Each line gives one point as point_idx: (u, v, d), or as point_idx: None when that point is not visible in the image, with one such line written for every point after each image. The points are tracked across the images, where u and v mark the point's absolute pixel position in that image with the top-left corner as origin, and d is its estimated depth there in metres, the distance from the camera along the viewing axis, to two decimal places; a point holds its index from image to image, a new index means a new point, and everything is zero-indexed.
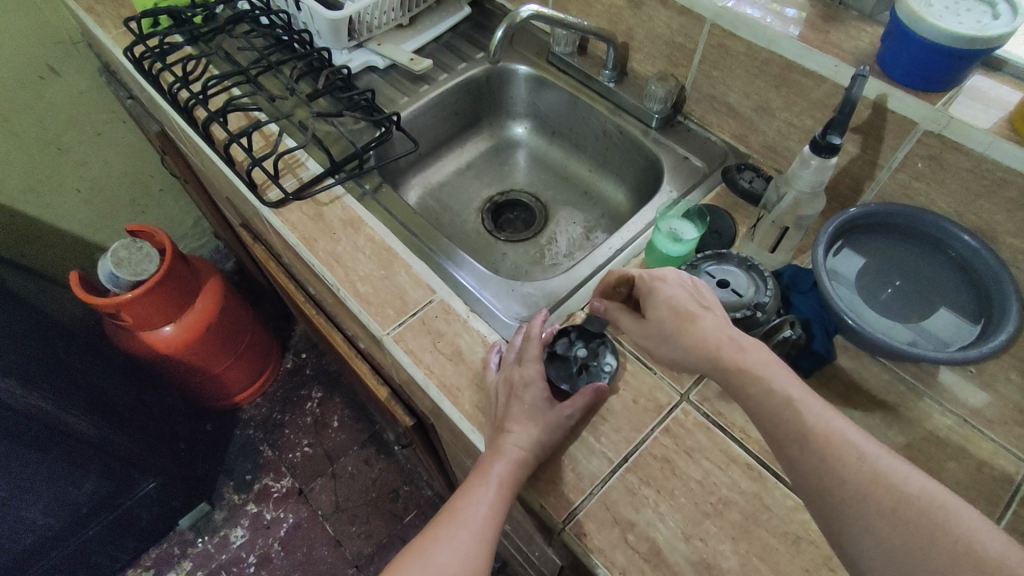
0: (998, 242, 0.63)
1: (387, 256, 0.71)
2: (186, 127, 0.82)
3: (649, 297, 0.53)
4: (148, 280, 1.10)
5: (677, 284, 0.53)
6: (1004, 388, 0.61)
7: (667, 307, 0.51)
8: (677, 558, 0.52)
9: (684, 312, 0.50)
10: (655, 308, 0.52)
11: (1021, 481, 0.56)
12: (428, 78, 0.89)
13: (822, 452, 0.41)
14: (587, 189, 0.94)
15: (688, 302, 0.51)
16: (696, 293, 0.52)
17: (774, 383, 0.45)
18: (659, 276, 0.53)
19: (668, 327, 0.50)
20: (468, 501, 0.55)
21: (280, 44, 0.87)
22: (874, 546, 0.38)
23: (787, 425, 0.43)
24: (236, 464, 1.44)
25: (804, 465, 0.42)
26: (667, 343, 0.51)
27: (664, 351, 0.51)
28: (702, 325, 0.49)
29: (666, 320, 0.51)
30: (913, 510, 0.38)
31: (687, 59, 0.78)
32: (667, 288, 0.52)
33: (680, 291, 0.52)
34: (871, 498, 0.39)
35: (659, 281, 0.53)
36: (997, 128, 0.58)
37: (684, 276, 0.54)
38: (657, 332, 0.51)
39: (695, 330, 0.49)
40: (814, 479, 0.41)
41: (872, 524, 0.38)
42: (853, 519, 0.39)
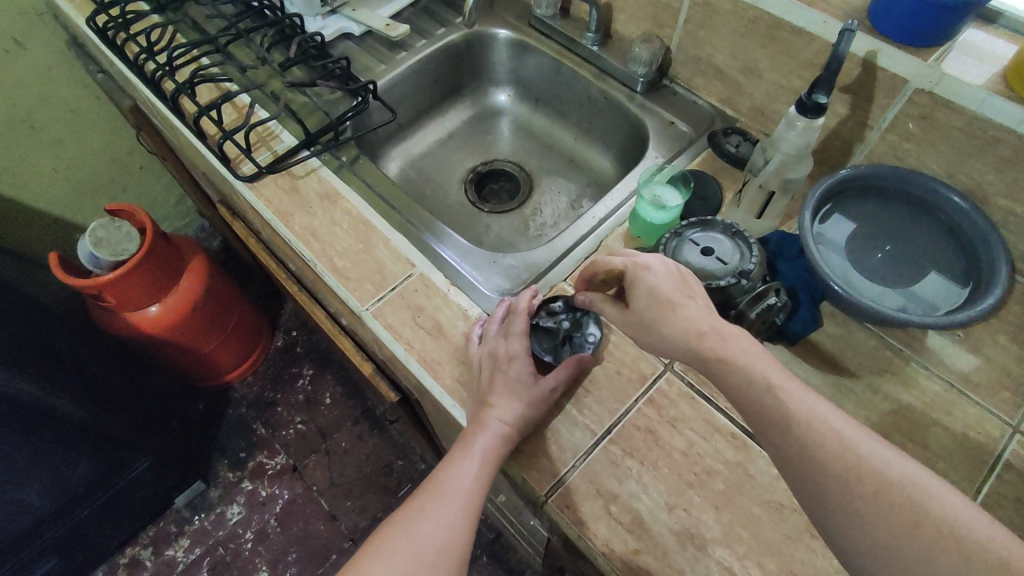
0: (988, 203, 0.61)
1: (365, 229, 0.69)
2: (156, 100, 0.80)
3: (631, 284, 0.50)
4: (129, 261, 1.08)
5: (663, 272, 0.49)
6: (992, 352, 0.60)
7: (649, 295, 0.48)
8: (659, 528, 0.52)
9: (666, 301, 0.47)
10: (637, 297, 0.49)
11: (1007, 445, 0.55)
12: (406, 44, 0.86)
13: (802, 439, 0.40)
14: (572, 157, 0.91)
15: (672, 290, 0.48)
16: (682, 281, 0.49)
17: (754, 371, 0.42)
18: (643, 264, 0.50)
19: (649, 316, 0.47)
20: (452, 473, 0.54)
21: (250, 12, 0.84)
22: (862, 537, 0.37)
23: (768, 413, 0.41)
24: (229, 442, 1.44)
25: (787, 455, 0.40)
26: (649, 333, 0.48)
27: (646, 340, 0.48)
28: (685, 315, 0.46)
29: (646, 309, 0.48)
30: (900, 496, 0.37)
31: (672, 19, 0.75)
32: (651, 277, 0.49)
33: (665, 278, 0.48)
34: (855, 489, 0.38)
35: (643, 268, 0.49)
36: (990, 84, 0.56)
37: (673, 265, 0.50)
38: (637, 322, 0.48)
39: (676, 321, 0.46)
40: (796, 468, 0.40)
41: (858, 513, 0.38)
42: (837, 508, 0.38)
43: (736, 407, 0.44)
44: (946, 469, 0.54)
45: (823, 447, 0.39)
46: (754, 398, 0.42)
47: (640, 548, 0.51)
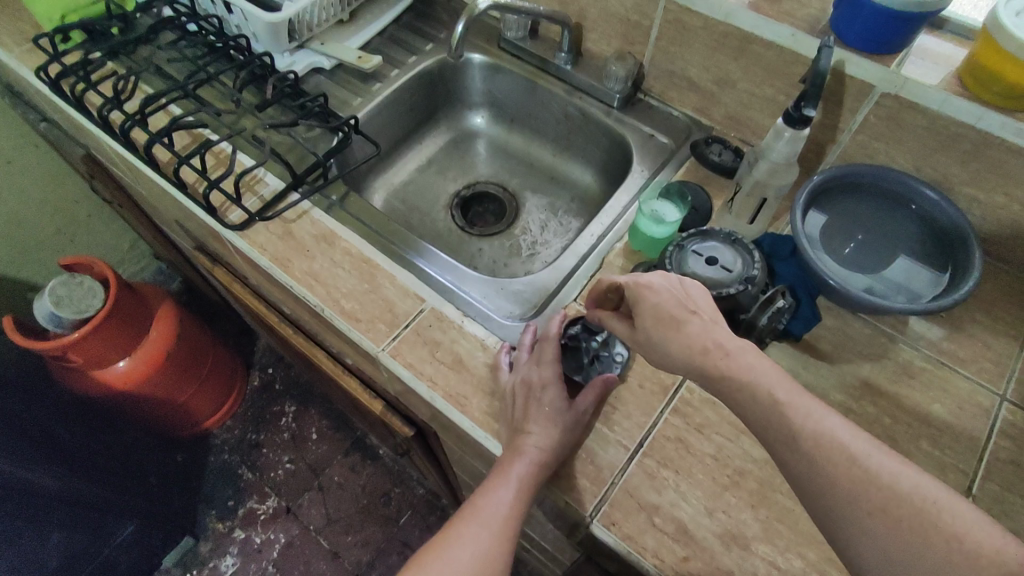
0: (954, 192, 0.67)
1: (368, 268, 0.69)
2: (126, 151, 0.76)
3: (634, 304, 0.50)
4: (94, 317, 1.03)
5: (664, 287, 0.50)
6: (972, 328, 0.66)
7: (653, 313, 0.49)
8: (703, 534, 0.54)
9: (670, 318, 0.48)
10: (641, 315, 0.49)
11: (998, 412, 0.60)
12: (379, 75, 0.86)
13: (810, 454, 0.41)
14: (553, 173, 0.93)
15: (675, 307, 0.48)
16: (684, 293, 0.49)
17: (760, 387, 0.43)
18: (644, 283, 0.50)
19: (654, 335, 0.48)
20: (487, 498, 0.54)
21: (214, 53, 0.81)
22: (872, 549, 0.39)
23: (776, 428, 0.42)
24: (215, 492, 1.39)
25: (795, 469, 0.42)
26: (655, 350, 0.48)
27: (654, 358, 0.49)
28: (688, 331, 0.47)
29: (651, 328, 0.48)
30: (907, 507, 0.39)
31: (644, 36, 0.77)
32: (652, 295, 0.49)
33: (668, 295, 0.49)
34: (865, 504, 0.39)
35: (644, 288, 0.50)
36: (947, 86, 0.61)
37: (672, 279, 0.50)
38: (644, 339, 0.49)
39: (682, 337, 0.47)
40: (805, 481, 0.41)
41: (865, 528, 0.39)
42: (847, 519, 0.40)
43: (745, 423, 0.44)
44: (950, 443, 0.59)
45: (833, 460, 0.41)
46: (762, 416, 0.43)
47: (689, 555, 0.53)
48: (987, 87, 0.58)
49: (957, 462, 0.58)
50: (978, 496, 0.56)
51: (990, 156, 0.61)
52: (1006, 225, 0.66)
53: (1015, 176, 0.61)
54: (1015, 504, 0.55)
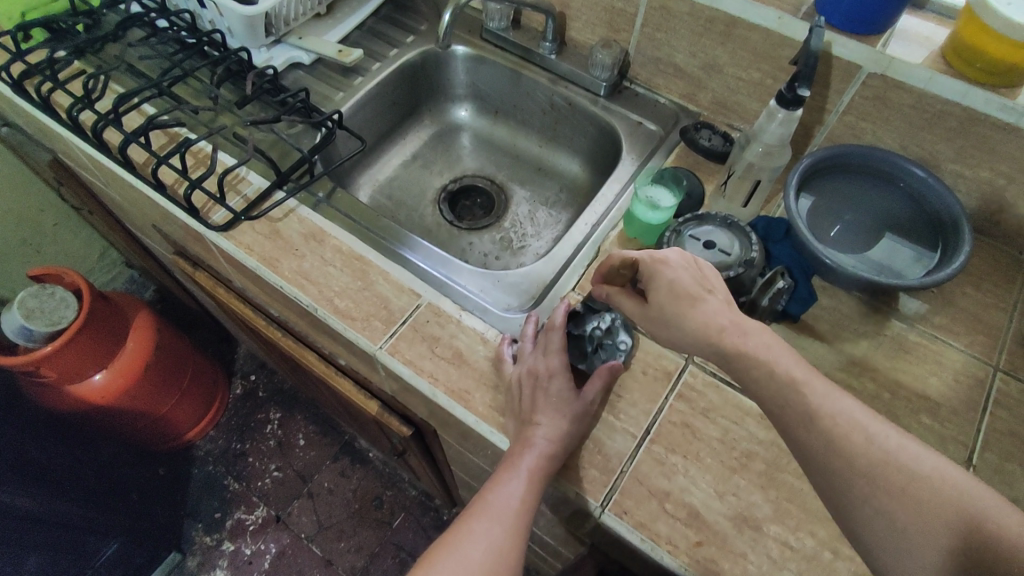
0: (941, 169, 0.68)
1: (360, 265, 0.67)
2: (98, 154, 0.73)
3: (650, 279, 0.52)
4: (69, 329, 0.99)
5: (681, 265, 0.51)
6: (962, 301, 0.67)
7: (669, 289, 0.50)
8: (715, 517, 0.54)
9: (685, 295, 0.49)
10: (656, 291, 0.51)
11: (992, 383, 0.62)
12: (360, 69, 0.84)
13: (823, 430, 0.42)
14: (540, 165, 0.92)
15: (690, 284, 0.50)
16: (700, 273, 0.51)
17: (773, 363, 0.45)
18: (662, 259, 0.52)
19: (668, 311, 0.50)
20: (497, 493, 0.53)
21: (187, 49, 0.78)
22: (878, 521, 0.39)
23: (790, 403, 0.44)
24: (200, 504, 1.35)
25: (809, 447, 0.43)
26: (668, 327, 0.50)
27: (664, 333, 0.51)
28: (702, 308, 0.48)
29: (666, 303, 0.50)
30: (922, 489, 0.39)
31: (629, 24, 0.77)
32: (669, 272, 0.51)
33: (685, 273, 0.51)
34: (876, 478, 0.40)
35: (661, 263, 0.51)
36: (931, 64, 0.61)
37: (688, 257, 0.52)
38: (657, 315, 0.51)
39: (697, 314, 0.48)
40: (817, 458, 0.42)
41: (873, 501, 0.40)
42: (860, 495, 0.40)
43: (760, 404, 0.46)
44: (948, 414, 0.60)
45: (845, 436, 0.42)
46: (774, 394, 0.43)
47: (702, 540, 0.53)
48: (971, 63, 0.59)
49: (956, 433, 0.59)
50: (978, 466, 0.57)
51: (975, 132, 0.62)
52: (991, 200, 0.67)
53: (1000, 151, 0.62)
54: (1013, 471, 0.56)
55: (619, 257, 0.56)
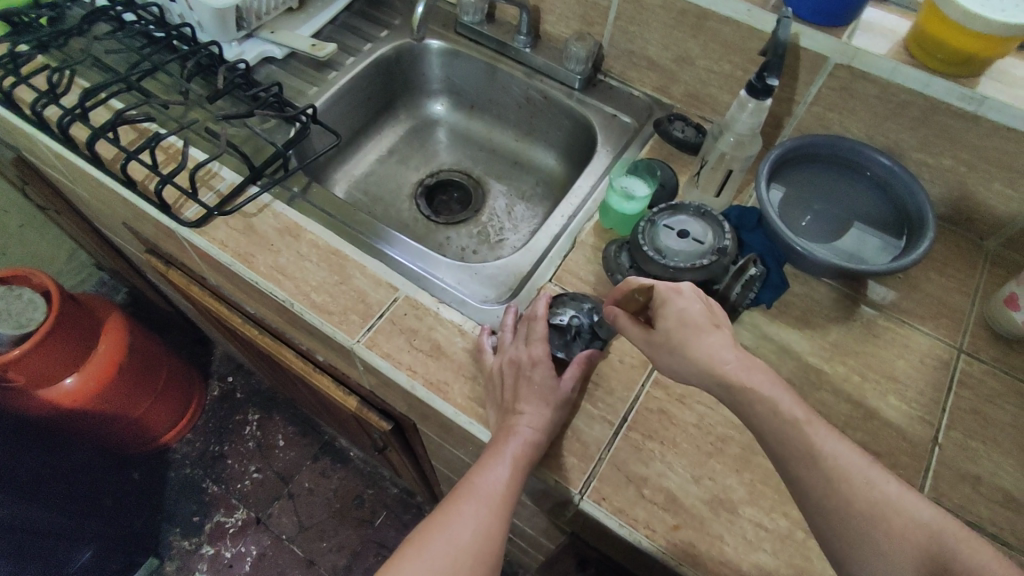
0: (905, 157, 0.69)
1: (336, 259, 0.67)
2: (65, 150, 0.71)
3: (661, 305, 0.49)
4: (36, 332, 0.97)
5: (693, 297, 0.49)
6: (927, 286, 0.69)
7: (678, 317, 0.48)
8: (692, 501, 0.54)
9: (693, 325, 0.47)
10: (664, 317, 0.48)
11: (957, 365, 0.63)
12: (334, 63, 0.83)
13: (807, 447, 0.42)
14: (516, 159, 0.93)
15: (702, 317, 0.47)
16: (710, 309, 0.49)
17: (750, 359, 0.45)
18: (674, 288, 0.50)
19: (674, 338, 0.47)
20: (483, 475, 0.53)
21: (155, 43, 0.76)
22: (873, 561, 0.40)
23: (772, 413, 0.43)
24: (178, 508, 1.33)
25: (798, 475, 0.43)
26: (673, 356, 0.47)
27: (666, 363, 0.48)
28: (710, 339, 0.46)
29: (674, 331, 0.47)
30: (920, 537, 0.40)
31: (602, 17, 0.78)
32: (681, 301, 0.48)
33: (696, 306, 0.48)
34: (876, 520, 0.41)
35: (674, 292, 0.49)
36: (895, 55, 0.63)
37: (701, 293, 0.50)
38: (662, 343, 0.48)
39: (701, 344, 0.46)
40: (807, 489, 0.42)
41: (874, 544, 0.40)
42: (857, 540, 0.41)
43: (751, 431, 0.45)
44: (915, 395, 0.61)
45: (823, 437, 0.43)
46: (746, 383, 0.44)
47: (679, 523, 0.54)
48: (932, 54, 0.61)
49: (923, 414, 0.60)
50: (943, 445, 0.58)
51: (937, 121, 0.64)
52: (953, 187, 0.69)
53: (961, 140, 0.64)
54: (977, 449, 0.58)
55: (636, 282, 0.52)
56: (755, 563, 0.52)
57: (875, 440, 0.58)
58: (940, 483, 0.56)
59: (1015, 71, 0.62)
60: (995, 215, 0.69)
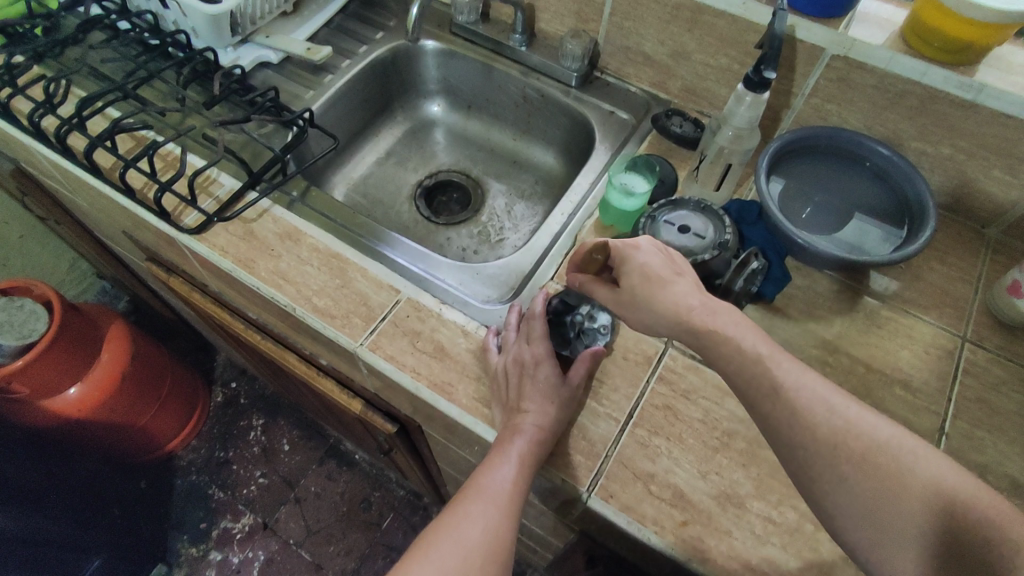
0: (904, 147, 0.69)
1: (337, 263, 0.66)
2: (63, 160, 0.71)
3: (622, 264, 0.52)
4: (40, 342, 0.96)
5: (652, 250, 0.51)
6: (929, 275, 0.69)
7: (641, 272, 0.50)
8: (699, 496, 0.54)
9: (657, 278, 0.49)
10: (626, 274, 0.51)
11: (961, 353, 0.63)
12: (329, 66, 0.83)
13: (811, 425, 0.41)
14: (514, 158, 0.93)
15: (661, 267, 0.50)
16: (669, 258, 0.51)
17: (744, 345, 0.44)
18: (632, 244, 0.52)
19: (639, 292, 0.49)
20: (489, 475, 0.53)
21: (151, 51, 0.76)
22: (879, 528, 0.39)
23: None
24: (185, 515, 1.33)
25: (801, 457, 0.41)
26: (640, 308, 0.49)
27: (637, 317, 0.50)
28: (673, 288, 0.48)
29: (638, 286, 0.49)
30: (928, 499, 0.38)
31: (597, 13, 0.78)
32: (640, 255, 0.51)
33: (655, 257, 0.51)
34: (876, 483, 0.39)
35: (633, 248, 0.52)
36: (892, 44, 0.63)
37: (658, 244, 0.52)
38: (629, 298, 0.50)
39: (665, 294, 0.48)
40: (817, 472, 0.41)
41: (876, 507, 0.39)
42: (856, 505, 0.39)
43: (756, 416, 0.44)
44: (921, 385, 0.61)
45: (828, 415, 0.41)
46: (756, 377, 0.43)
47: (687, 519, 0.53)
48: (927, 42, 0.61)
49: (929, 404, 0.60)
50: (949, 434, 0.58)
51: (936, 110, 0.64)
52: (953, 175, 0.69)
53: (960, 128, 0.64)
54: (983, 437, 0.58)
55: (593, 242, 0.55)
56: (764, 557, 0.52)
57: None
58: None
59: (1013, 57, 0.62)
60: (996, 203, 0.69)
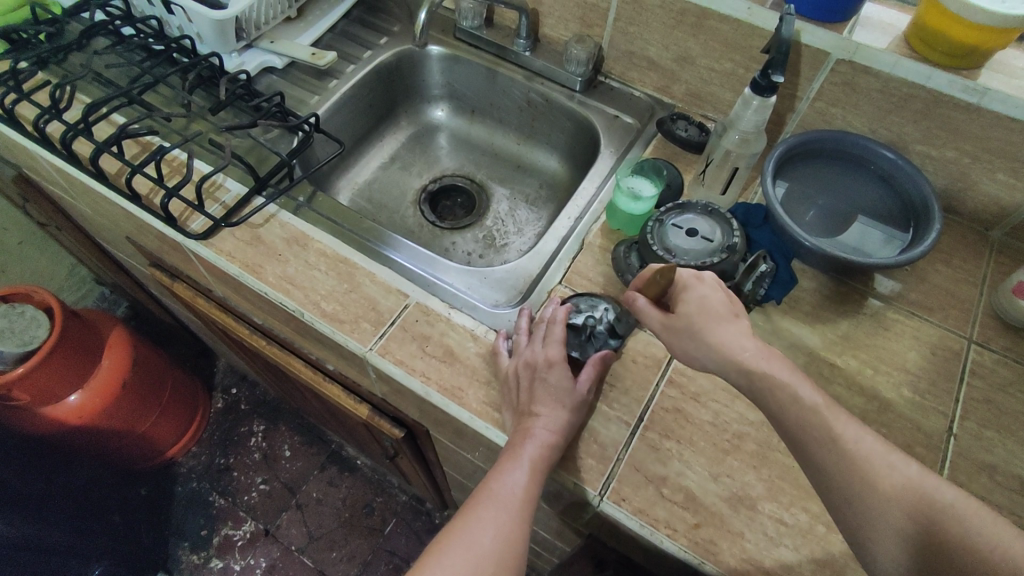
0: (908, 150, 0.70)
1: (345, 268, 0.66)
2: (69, 166, 0.71)
3: (682, 290, 0.50)
4: (41, 348, 0.96)
5: (715, 286, 0.50)
6: (934, 277, 0.69)
7: (699, 305, 0.49)
8: (711, 498, 0.54)
9: (715, 313, 0.48)
10: (685, 303, 0.49)
11: (967, 355, 0.64)
12: (334, 71, 0.83)
13: (827, 433, 0.43)
14: (518, 162, 0.93)
15: (722, 305, 0.49)
16: (731, 298, 0.50)
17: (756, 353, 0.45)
18: (696, 275, 0.50)
19: (695, 324, 0.48)
20: (499, 480, 0.53)
21: (156, 57, 0.76)
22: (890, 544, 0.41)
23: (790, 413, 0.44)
24: (186, 522, 1.32)
25: (817, 461, 0.43)
26: (692, 341, 0.48)
27: (684, 348, 0.49)
28: (729, 328, 0.47)
29: (695, 317, 0.48)
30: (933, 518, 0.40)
31: (602, 18, 0.78)
32: (704, 289, 0.49)
33: (718, 293, 0.49)
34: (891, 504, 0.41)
35: (696, 279, 0.50)
36: (896, 49, 0.63)
37: (722, 282, 0.51)
38: (683, 328, 0.49)
39: (721, 331, 0.47)
40: (830, 475, 0.43)
41: (887, 526, 0.41)
42: (868, 524, 0.41)
43: (770, 420, 0.46)
44: (929, 386, 0.62)
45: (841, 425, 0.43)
46: (774, 382, 0.45)
47: (699, 522, 0.54)
48: (932, 47, 0.61)
49: (937, 405, 0.61)
50: (958, 435, 0.59)
51: (940, 113, 0.65)
52: (956, 178, 0.70)
53: (965, 131, 0.65)
54: (991, 438, 0.58)
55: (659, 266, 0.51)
56: (777, 559, 0.52)
57: (891, 432, 0.59)
58: (958, 474, 0.56)
59: (1015, 61, 0.63)
60: (1000, 205, 0.70)
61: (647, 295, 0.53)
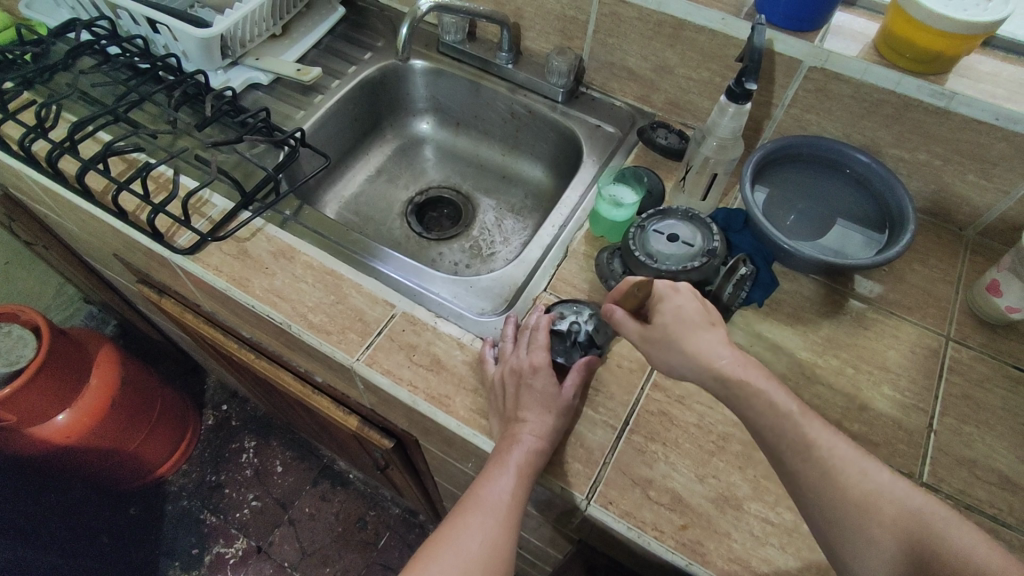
0: (882, 154, 0.72)
1: (332, 280, 0.67)
2: (55, 184, 0.72)
3: (658, 301, 0.49)
4: (29, 366, 0.96)
5: (689, 296, 0.49)
6: (911, 277, 0.71)
7: (675, 313, 0.48)
8: (697, 499, 0.55)
9: (691, 322, 0.47)
10: (662, 313, 0.48)
11: (946, 352, 0.65)
12: (319, 86, 0.84)
13: (806, 434, 0.44)
14: (503, 172, 0.94)
15: (697, 314, 0.48)
16: (706, 308, 0.49)
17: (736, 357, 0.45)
18: (672, 286, 0.49)
19: (671, 331, 0.47)
20: (487, 487, 0.53)
21: (142, 75, 0.77)
22: (871, 554, 0.42)
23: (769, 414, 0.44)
24: (177, 542, 1.31)
25: (798, 462, 0.44)
26: (669, 350, 0.47)
27: (662, 357, 0.48)
28: (707, 336, 0.46)
29: (671, 326, 0.47)
30: (910, 526, 0.42)
31: (581, 31, 0.79)
32: (677, 300, 0.48)
33: (692, 303, 0.48)
34: (874, 516, 0.42)
35: (672, 289, 0.49)
36: (866, 55, 0.65)
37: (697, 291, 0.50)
38: (659, 337, 0.48)
39: (696, 341, 0.46)
40: (810, 479, 0.43)
41: (871, 538, 0.42)
42: (854, 536, 0.43)
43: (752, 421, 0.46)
44: (908, 384, 0.63)
45: (823, 432, 0.44)
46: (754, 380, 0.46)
47: (687, 523, 0.54)
48: (900, 53, 0.63)
49: (917, 402, 0.62)
50: (938, 431, 0.60)
51: (911, 117, 0.66)
52: (930, 181, 0.71)
53: (936, 134, 0.66)
54: (970, 433, 0.59)
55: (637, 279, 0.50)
56: (764, 557, 0.53)
57: (872, 430, 0.60)
58: (938, 469, 0.57)
59: (981, 66, 0.65)
60: (972, 206, 0.71)
61: (625, 308, 0.52)
